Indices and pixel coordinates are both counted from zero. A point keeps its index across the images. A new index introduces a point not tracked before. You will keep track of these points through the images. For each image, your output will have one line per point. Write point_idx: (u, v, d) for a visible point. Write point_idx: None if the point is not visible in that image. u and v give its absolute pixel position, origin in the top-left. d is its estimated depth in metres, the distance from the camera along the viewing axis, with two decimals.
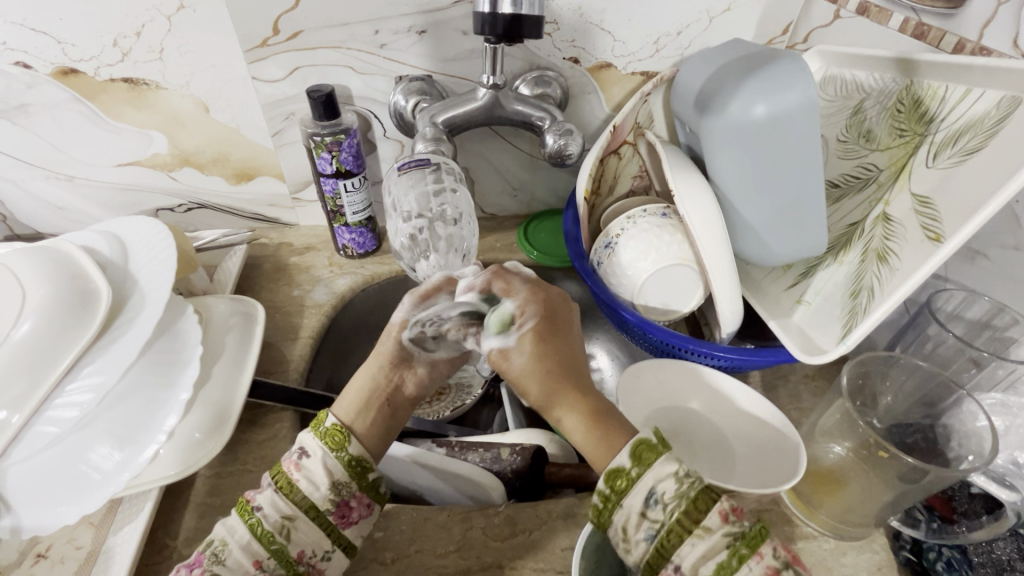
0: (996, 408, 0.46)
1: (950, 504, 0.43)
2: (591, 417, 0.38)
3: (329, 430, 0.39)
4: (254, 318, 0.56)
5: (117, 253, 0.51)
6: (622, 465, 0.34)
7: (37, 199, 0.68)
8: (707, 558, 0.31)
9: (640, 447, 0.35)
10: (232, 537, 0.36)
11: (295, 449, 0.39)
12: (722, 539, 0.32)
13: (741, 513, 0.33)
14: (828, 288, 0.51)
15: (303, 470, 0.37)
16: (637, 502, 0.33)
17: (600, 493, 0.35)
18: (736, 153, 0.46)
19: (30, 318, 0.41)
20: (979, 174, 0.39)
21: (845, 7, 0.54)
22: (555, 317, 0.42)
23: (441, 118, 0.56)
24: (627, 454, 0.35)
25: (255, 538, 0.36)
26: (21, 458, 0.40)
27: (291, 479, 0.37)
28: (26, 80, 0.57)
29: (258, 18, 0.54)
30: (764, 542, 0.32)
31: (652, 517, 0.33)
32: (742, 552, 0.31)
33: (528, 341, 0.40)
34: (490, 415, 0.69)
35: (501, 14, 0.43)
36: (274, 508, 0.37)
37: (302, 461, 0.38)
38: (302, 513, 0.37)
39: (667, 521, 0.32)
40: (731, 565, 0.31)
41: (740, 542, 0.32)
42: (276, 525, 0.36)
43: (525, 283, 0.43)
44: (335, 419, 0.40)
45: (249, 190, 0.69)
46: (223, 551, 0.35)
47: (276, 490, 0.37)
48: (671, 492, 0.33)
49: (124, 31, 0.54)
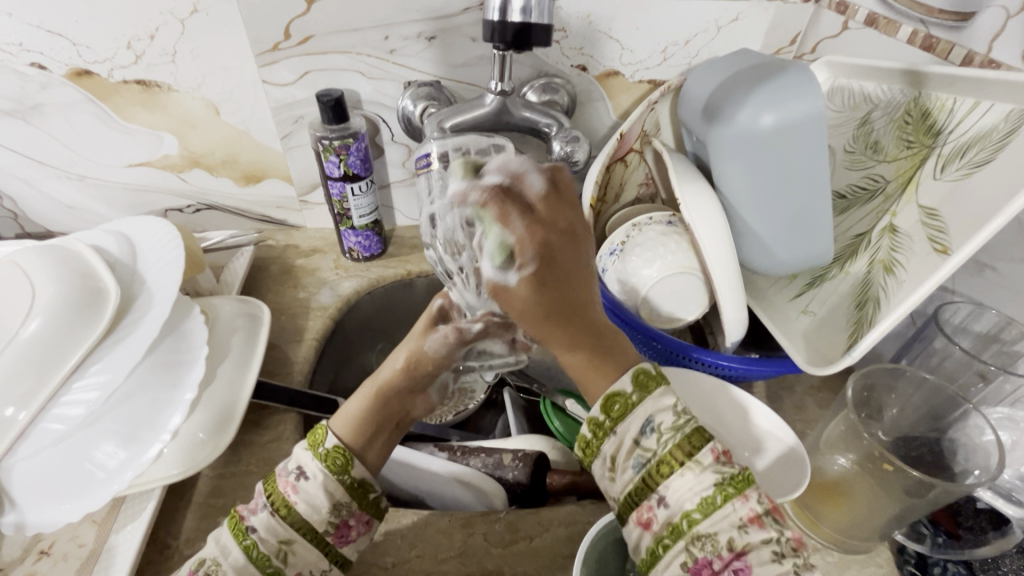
0: (1002, 422, 0.44)
1: (956, 519, 0.43)
2: (588, 364, 0.34)
3: (329, 453, 0.38)
4: (259, 319, 0.56)
5: (126, 252, 0.51)
6: (622, 389, 0.33)
7: (48, 198, 0.69)
8: (694, 491, 0.30)
9: (643, 374, 0.33)
10: (226, 558, 0.36)
11: (292, 470, 0.38)
12: (712, 476, 0.30)
13: (734, 457, 0.32)
14: (834, 299, 0.51)
15: (301, 493, 0.37)
16: (632, 429, 0.32)
17: (593, 420, 0.33)
18: (743, 163, 0.46)
19: (39, 316, 0.41)
20: (986, 187, 0.39)
21: (854, 18, 0.54)
22: (575, 246, 0.33)
23: (448, 123, 0.56)
24: (629, 378, 0.33)
25: (251, 561, 0.36)
26: (27, 456, 0.40)
27: (289, 502, 0.37)
28: (40, 81, 0.57)
29: (269, 23, 0.55)
30: (752, 487, 0.31)
31: (643, 446, 0.32)
32: (728, 492, 0.30)
33: (525, 281, 0.32)
34: (493, 420, 0.69)
35: (512, 23, 0.43)
36: (270, 531, 0.36)
37: (299, 484, 0.37)
38: (299, 536, 0.36)
39: (658, 452, 0.31)
40: (715, 501, 0.30)
41: (727, 483, 0.30)
42: (272, 548, 0.36)
43: (548, 201, 0.34)
44: (336, 441, 0.38)
45: (257, 192, 0.69)
46: (217, 570, 0.35)
47: (272, 512, 0.37)
48: (667, 423, 0.32)
49: (138, 35, 0.55)
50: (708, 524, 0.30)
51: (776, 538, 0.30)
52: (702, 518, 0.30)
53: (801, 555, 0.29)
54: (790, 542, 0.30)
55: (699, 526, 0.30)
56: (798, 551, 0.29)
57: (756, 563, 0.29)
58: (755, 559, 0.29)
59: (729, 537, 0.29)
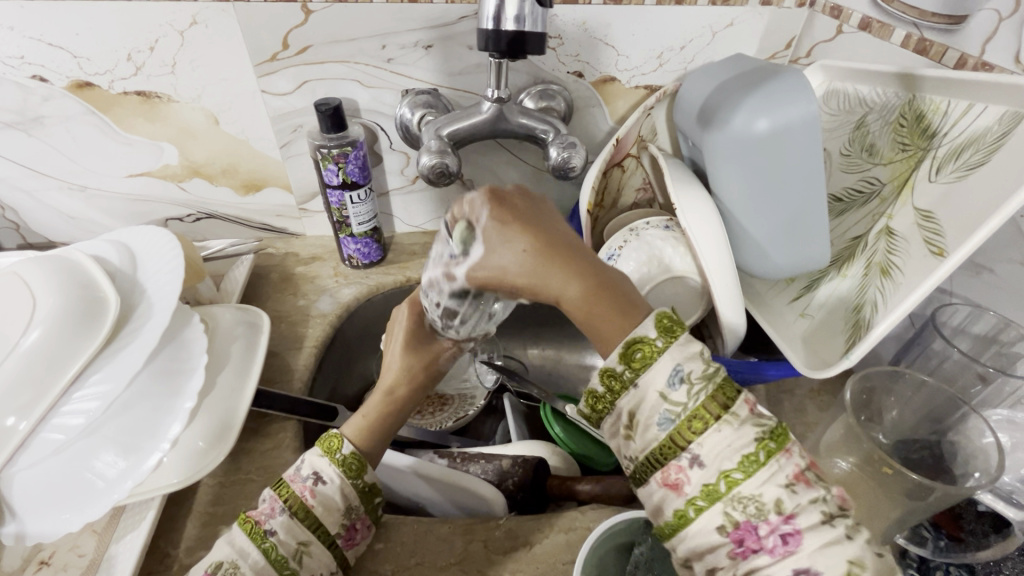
0: (1002, 424, 0.45)
1: (958, 522, 0.42)
2: (593, 295, 0.34)
3: (346, 459, 0.40)
4: (259, 327, 0.56)
5: (126, 262, 0.51)
6: (645, 333, 0.32)
7: (50, 209, 0.69)
8: (733, 449, 0.30)
9: (664, 319, 0.33)
10: (244, 560, 0.36)
11: (308, 474, 0.39)
12: (752, 431, 0.30)
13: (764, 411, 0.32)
14: (831, 302, 0.51)
15: (320, 497, 0.38)
16: (660, 377, 0.32)
17: (610, 370, 0.33)
18: (738, 167, 0.46)
19: (39, 326, 0.41)
20: (983, 188, 0.39)
21: (847, 22, 0.54)
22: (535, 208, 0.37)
23: (446, 131, 0.57)
24: (652, 323, 0.33)
25: (269, 562, 0.36)
26: (27, 465, 0.40)
27: (307, 505, 0.38)
28: (42, 93, 0.58)
29: (268, 33, 0.55)
30: (790, 441, 0.31)
31: (674, 398, 0.31)
32: (770, 447, 0.30)
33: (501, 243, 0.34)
34: (493, 426, 0.68)
35: (506, 31, 0.44)
36: (289, 533, 0.37)
37: (317, 488, 0.39)
38: (315, 538, 0.37)
39: (690, 405, 0.31)
40: (758, 458, 0.30)
41: (768, 438, 0.30)
42: (290, 549, 0.37)
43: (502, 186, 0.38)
44: (351, 449, 0.41)
45: (257, 201, 0.70)
46: (235, 573, 0.35)
47: (289, 515, 0.37)
48: (698, 372, 0.31)
49: (138, 47, 0.56)
50: (751, 485, 0.29)
51: (824, 497, 0.29)
52: (744, 479, 0.30)
53: (847, 514, 0.29)
54: (836, 502, 0.30)
55: (741, 486, 0.29)
56: (844, 510, 0.30)
57: (805, 526, 0.29)
58: (805, 521, 0.29)
59: (776, 497, 0.29)
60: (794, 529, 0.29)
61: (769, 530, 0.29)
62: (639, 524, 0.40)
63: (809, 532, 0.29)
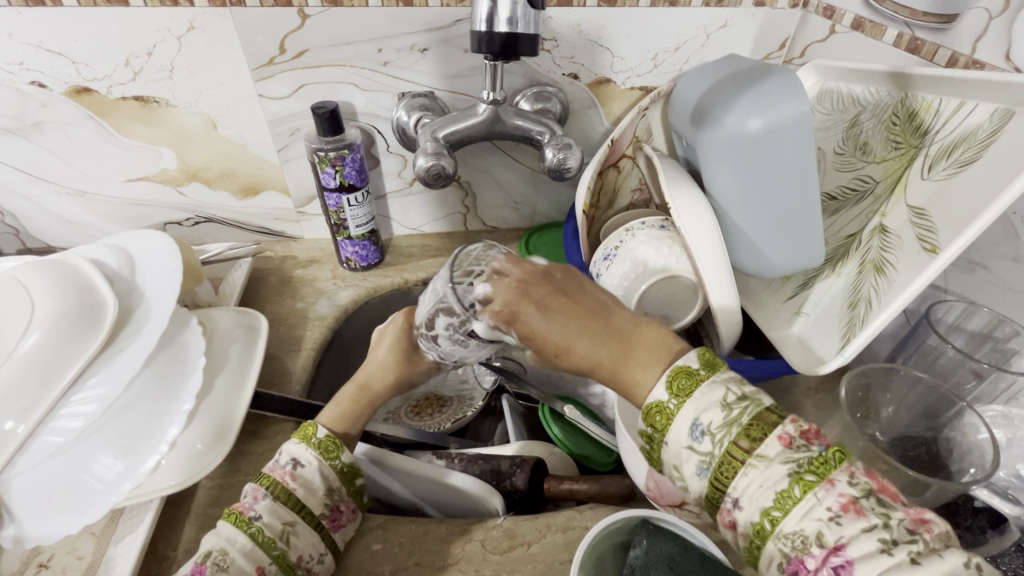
0: (996, 420, 0.45)
1: (956, 519, 0.42)
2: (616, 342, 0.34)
3: (323, 441, 0.42)
4: (257, 329, 0.56)
5: (125, 266, 0.52)
6: (659, 399, 0.32)
7: (49, 213, 0.69)
8: (766, 487, 0.29)
9: (678, 377, 0.33)
10: (232, 546, 0.36)
11: (286, 461, 0.41)
12: (782, 466, 0.29)
13: (810, 439, 0.30)
14: (826, 300, 0.51)
15: (300, 479, 0.40)
16: (683, 436, 0.32)
17: (645, 434, 0.34)
18: (732, 167, 0.46)
19: (38, 330, 0.42)
20: (974, 185, 0.39)
21: (840, 22, 0.55)
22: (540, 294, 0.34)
23: (442, 133, 0.57)
24: (663, 388, 0.33)
25: (258, 545, 0.37)
26: (26, 468, 0.41)
27: (288, 488, 0.39)
28: (40, 98, 0.58)
29: (265, 37, 0.56)
30: (837, 469, 0.28)
31: (700, 451, 0.31)
32: (807, 480, 0.28)
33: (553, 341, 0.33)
34: (492, 428, 0.69)
35: (498, 33, 0.44)
36: (274, 515, 0.38)
37: (296, 471, 0.40)
38: (299, 519, 0.39)
39: (716, 453, 0.30)
40: (793, 494, 0.28)
41: (804, 470, 0.29)
42: (277, 531, 0.37)
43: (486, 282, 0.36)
44: (325, 433, 0.43)
45: (255, 204, 0.70)
46: (225, 559, 0.35)
47: (273, 499, 0.39)
48: (718, 421, 0.31)
49: (136, 52, 0.56)
50: (791, 521, 0.28)
51: (882, 524, 0.26)
52: (784, 515, 0.28)
53: (919, 539, 0.26)
54: (902, 527, 0.26)
55: (782, 524, 0.28)
56: (914, 535, 0.26)
57: (859, 557, 0.26)
58: (856, 550, 0.26)
59: (818, 529, 0.27)
60: (844, 561, 0.26)
61: (819, 563, 0.27)
62: (634, 523, 0.40)
63: (866, 564, 0.26)
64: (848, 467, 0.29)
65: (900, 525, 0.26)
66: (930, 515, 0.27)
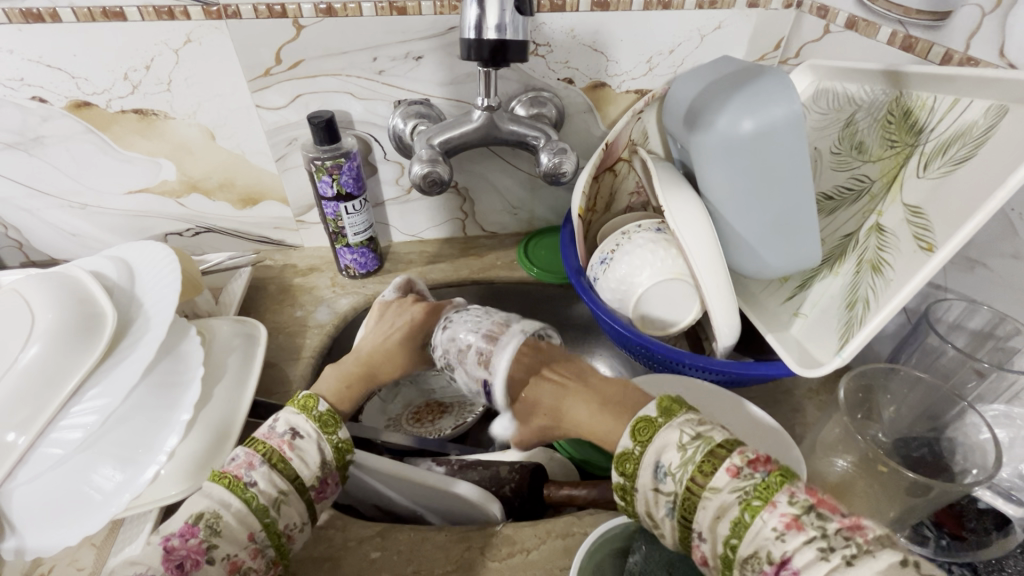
0: (998, 419, 0.44)
1: (961, 521, 0.42)
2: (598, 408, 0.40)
3: (323, 415, 0.44)
4: (256, 338, 0.57)
5: (124, 278, 0.52)
6: (627, 449, 0.36)
7: (52, 226, 0.70)
8: (721, 517, 0.31)
9: (640, 426, 0.36)
10: (225, 510, 0.36)
11: (285, 431, 0.41)
12: (731, 495, 0.31)
13: (754, 467, 0.31)
14: (824, 300, 0.50)
15: (298, 450, 0.41)
16: (649, 479, 0.34)
17: (620, 486, 0.36)
18: (725, 169, 0.46)
19: (38, 341, 0.42)
20: (971, 182, 0.39)
21: (834, 21, 0.54)
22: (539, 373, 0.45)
23: (437, 140, 0.57)
24: (628, 437, 0.36)
25: (251, 511, 0.37)
26: (26, 480, 0.41)
27: (286, 457, 0.40)
28: (41, 113, 0.59)
29: (262, 48, 0.56)
30: (780, 490, 0.30)
31: (665, 491, 0.33)
32: (754, 505, 0.30)
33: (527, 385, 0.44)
34: (492, 433, 0.69)
35: (487, 40, 0.44)
36: (269, 483, 0.38)
37: (295, 442, 0.41)
38: (293, 488, 0.39)
39: (677, 491, 0.33)
40: (745, 520, 0.30)
41: (750, 496, 0.30)
42: (271, 499, 0.38)
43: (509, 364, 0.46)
44: (327, 406, 0.44)
45: (254, 214, 0.71)
46: (218, 523, 0.35)
47: (270, 466, 0.39)
48: (676, 461, 0.33)
49: (134, 65, 0.57)
50: (746, 545, 0.29)
51: (821, 535, 0.28)
52: (740, 541, 0.30)
53: (856, 543, 0.27)
54: (839, 534, 0.27)
55: (741, 549, 0.30)
56: (851, 539, 0.27)
57: (803, 567, 0.27)
58: (800, 562, 0.27)
59: (767, 549, 0.29)
60: (793, 574, 0.27)
61: None
62: (633, 528, 0.40)
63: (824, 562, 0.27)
64: (791, 488, 0.30)
65: (838, 533, 0.28)
66: (869, 522, 0.28)
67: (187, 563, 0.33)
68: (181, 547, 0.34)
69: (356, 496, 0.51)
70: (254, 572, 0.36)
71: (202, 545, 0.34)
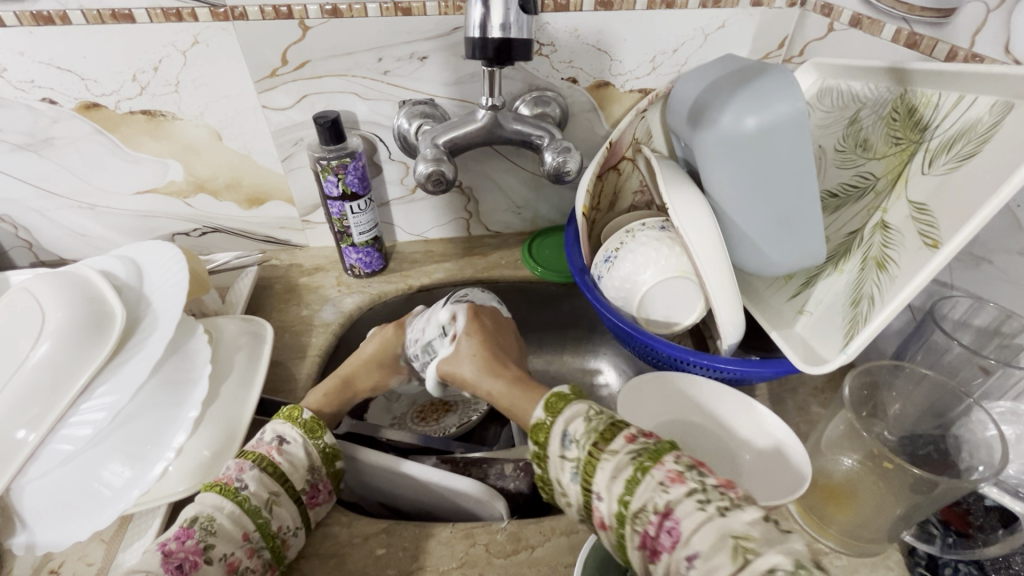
0: (1005, 416, 0.44)
1: (967, 519, 0.42)
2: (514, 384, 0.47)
3: (309, 422, 0.45)
4: (263, 337, 0.57)
5: (133, 277, 0.53)
6: (540, 419, 0.40)
7: (60, 226, 0.71)
8: (617, 478, 0.34)
9: (552, 399, 0.40)
10: (219, 513, 0.37)
11: (272, 438, 0.43)
12: (627, 456, 0.34)
13: (648, 437, 0.36)
14: (829, 297, 0.50)
15: (286, 454, 0.42)
16: (557, 447, 0.37)
17: (534, 455, 0.39)
18: (729, 166, 0.46)
19: (48, 339, 0.43)
20: (976, 178, 0.39)
21: (838, 19, 0.55)
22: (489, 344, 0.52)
23: (442, 139, 0.57)
24: (542, 408, 0.40)
25: (244, 513, 0.37)
26: (37, 476, 0.41)
27: (275, 461, 0.41)
28: (51, 115, 0.60)
29: (268, 50, 0.57)
30: (667, 454, 0.34)
31: (570, 456, 0.37)
32: (645, 464, 0.34)
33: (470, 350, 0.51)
34: (497, 432, 0.68)
35: (492, 39, 0.45)
36: (260, 485, 0.39)
37: (282, 447, 0.42)
38: (283, 490, 0.40)
39: (581, 455, 0.36)
40: (636, 477, 0.33)
41: (644, 457, 0.34)
42: (263, 500, 0.39)
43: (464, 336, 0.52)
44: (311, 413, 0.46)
45: (260, 214, 0.71)
46: (214, 524, 0.36)
47: (260, 470, 0.40)
48: (581, 429, 0.37)
49: (142, 67, 0.57)
50: (637, 500, 0.33)
51: (699, 488, 0.32)
52: (632, 497, 0.33)
53: (726, 496, 0.31)
54: (714, 489, 0.32)
55: (631, 504, 0.33)
56: (724, 494, 0.31)
57: (682, 515, 0.31)
58: (681, 512, 0.31)
59: (653, 500, 0.32)
60: (673, 522, 0.31)
61: (657, 529, 0.31)
62: None
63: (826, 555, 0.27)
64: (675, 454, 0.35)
65: (713, 487, 0.32)
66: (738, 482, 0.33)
67: (186, 564, 0.33)
68: (178, 550, 0.34)
69: (363, 493, 0.52)
70: (250, 571, 0.36)
71: (199, 546, 0.34)
